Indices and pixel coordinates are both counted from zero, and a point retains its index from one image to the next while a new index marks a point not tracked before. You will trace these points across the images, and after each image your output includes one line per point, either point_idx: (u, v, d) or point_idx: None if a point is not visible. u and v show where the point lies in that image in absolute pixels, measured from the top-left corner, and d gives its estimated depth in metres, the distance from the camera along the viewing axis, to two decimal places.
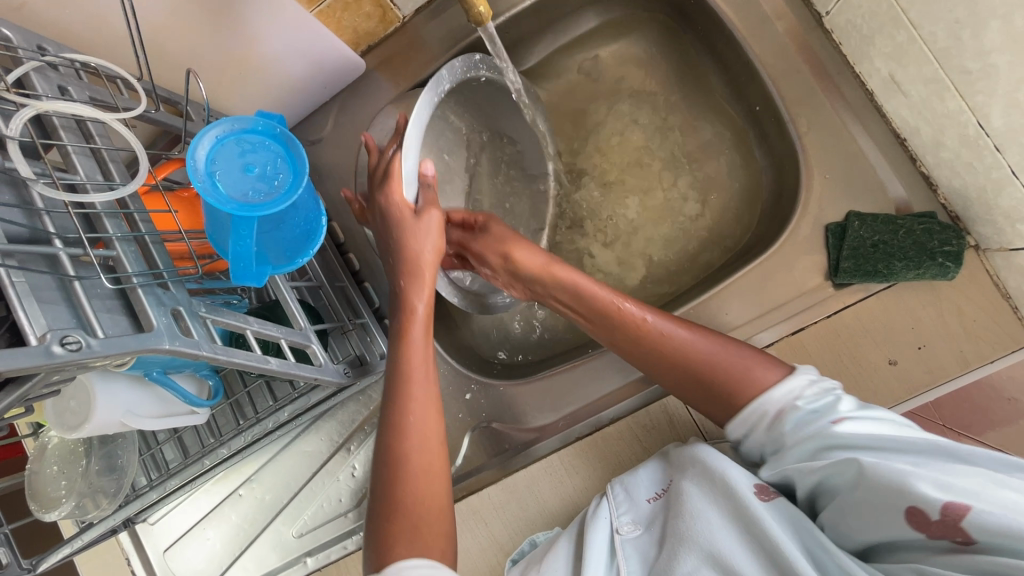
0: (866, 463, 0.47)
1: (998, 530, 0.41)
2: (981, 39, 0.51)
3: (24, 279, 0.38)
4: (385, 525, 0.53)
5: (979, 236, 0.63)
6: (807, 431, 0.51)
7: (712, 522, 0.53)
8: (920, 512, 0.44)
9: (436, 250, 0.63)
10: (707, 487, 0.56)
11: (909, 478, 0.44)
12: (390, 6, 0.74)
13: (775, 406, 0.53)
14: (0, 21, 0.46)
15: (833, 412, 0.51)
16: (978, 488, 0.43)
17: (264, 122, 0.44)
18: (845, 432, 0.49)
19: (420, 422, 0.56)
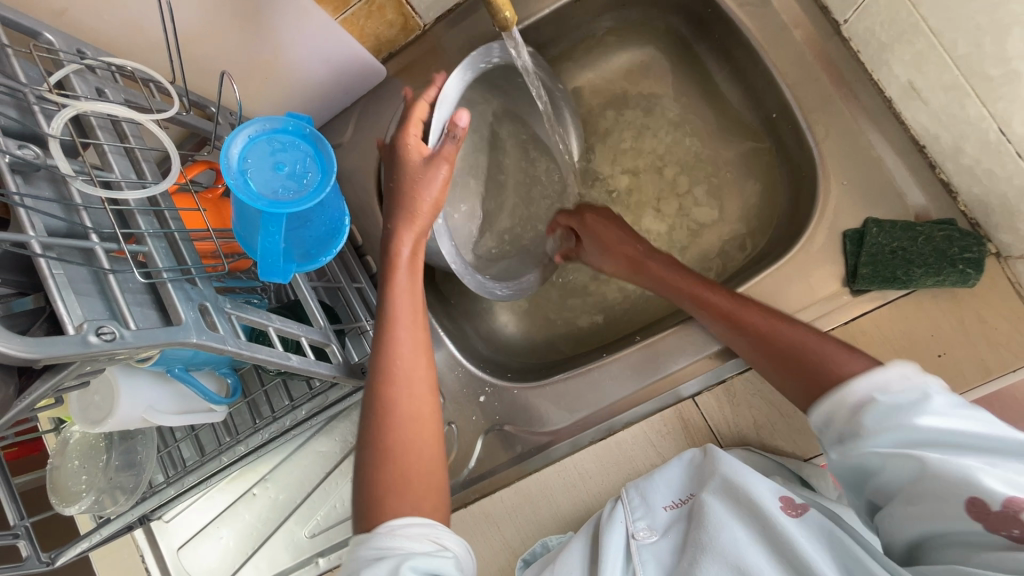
0: (936, 459, 0.45)
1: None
2: (1002, 45, 0.51)
3: (62, 271, 0.39)
4: (373, 487, 0.53)
5: (1000, 243, 0.63)
6: (886, 424, 0.47)
7: (737, 536, 0.52)
8: (979, 503, 0.43)
9: (436, 199, 0.61)
10: (730, 499, 0.56)
11: (978, 474, 0.43)
12: (412, 14, 0.76)
13: (855, 397, 0.50)
14: (44, 26, 0.49)
15: (918, 403, 0.47)
16: None
17: (295, 121, 0.45)
18: (925, 425, 0.45)
19: (410, 385, 0.56)
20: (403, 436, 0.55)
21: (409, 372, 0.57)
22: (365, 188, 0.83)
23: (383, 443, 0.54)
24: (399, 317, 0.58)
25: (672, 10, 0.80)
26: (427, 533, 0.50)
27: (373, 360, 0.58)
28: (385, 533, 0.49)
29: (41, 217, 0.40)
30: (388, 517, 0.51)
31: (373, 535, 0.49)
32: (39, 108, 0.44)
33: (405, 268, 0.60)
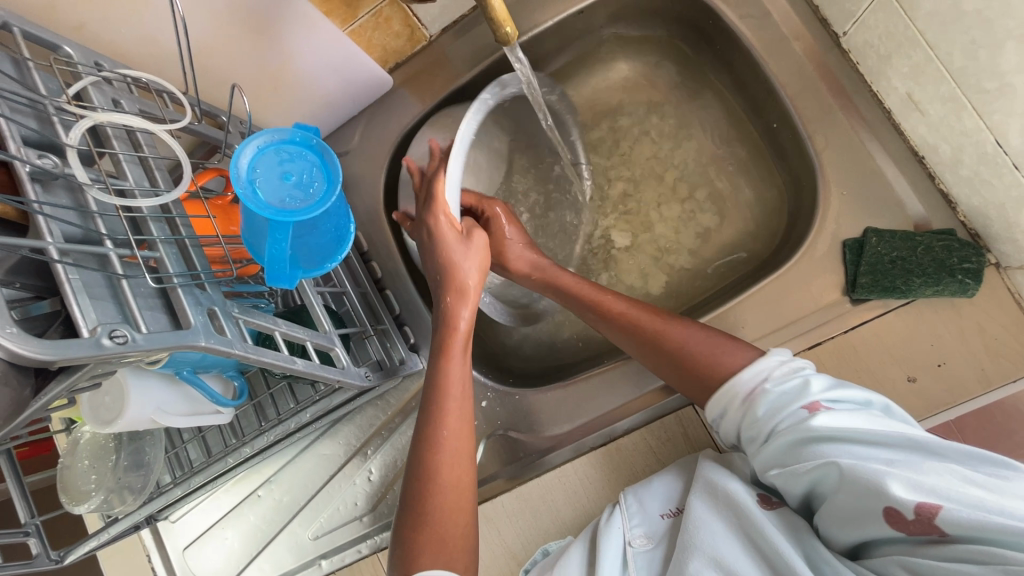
0: (844, 463, 0.47)
1: (968, 524, 0.42)
2: (998, 59, 0.51)
3: (78, 276, 0.40)
4: (412, 537, 0.54)
5: (1000, 254, 0.63)
6: (789, 424, 0.52)
7: (713, 528, 0.54)
8: (895, 512, 0.45)
9: (480, 269, 0.64)
10: (710, 498, 0.56)
11: (886, 482, 0.45)
12: (418, 25, 0.77)
13: (745, 387, 0.57)
14: (64, 39, 0.50)
15: (804, 397, 0.53)
16: (943, 483, 0.44)
17: (302, 133, 0.46)
18: (821, 424, 0.50)
19: (454, 447, 0.58)
20: (446, 500, 0.56)
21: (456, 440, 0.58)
22: (372, 195, 0.84)
23: (423, 506, 0.56)
24: (450, 387, 0.59)
25: (675, 21, 0.81)
26: None
27: (421, 426, 0.59)
28: None
29: (59, 224, 0.42)
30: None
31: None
32: (58, 119, 0.46)
33: (460, 340, 0.62)
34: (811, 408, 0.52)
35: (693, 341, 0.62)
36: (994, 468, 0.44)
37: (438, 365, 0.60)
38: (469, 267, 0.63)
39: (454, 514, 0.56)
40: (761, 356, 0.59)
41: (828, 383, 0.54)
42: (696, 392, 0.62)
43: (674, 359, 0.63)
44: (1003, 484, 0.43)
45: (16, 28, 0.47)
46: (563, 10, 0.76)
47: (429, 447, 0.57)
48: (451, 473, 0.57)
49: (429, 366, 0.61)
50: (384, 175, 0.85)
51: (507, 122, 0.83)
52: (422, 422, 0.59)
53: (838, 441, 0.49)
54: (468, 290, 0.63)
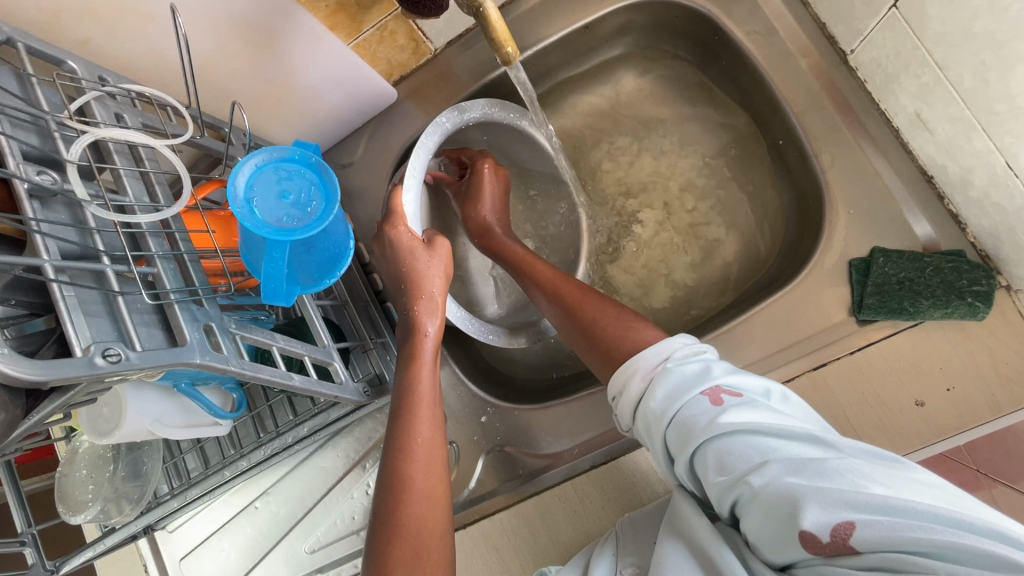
0: (757, 483, 0.44)
1: (882, 541, 0.39)
2: (1008, 82, 0.50)
3: (74, 294, 0.40)
4: (384, 549, 0.52)
5: (1010, 276, 0.62)
6: (697, 429, 0.49)
7: (681, 555, 0.48)
8: (812, 536, 0.41)
9: (445, 278, 0.64)
10: (676, 528, 0.51)
11: (796, 495, 0.42)
12: (423, 39, 0.77)
13: (652, 377, 0.55)
14: (68, 54, 0.51)
15: (710, 396, 0.51)
16: (848, 487, 0.41)
17: (302, 151, 0.46)
18: (728, 428, 0.47)
19: (426, 457, 0.56)
20: (416, 512, 0.54)
21: (427, 452, 0.56)
22: (375, 207, 0.84)
23: (399, 522, 0.53)
24: (420, 398, 0.59)
25: (680, 36, 0.81)
26: None
27: (391, 438, 0.57)
28: None
29: (57, 241, 0.41)
30: None
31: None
32: (60, 135, 0.46)
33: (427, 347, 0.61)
34: (714, 403, 0.50)
35: (606, 319, 0.62)
36: (889, 463, 0.43)
37: (407, 376, 0.60)
38: (434, 278, 0.63)
39: (427, 524, 0.54)
40: (667, 337, 0.58)
41: (728, 374, 0.52)
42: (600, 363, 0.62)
43: (587, 331, 0.63)
44: (899, 478, 0.41)
45: (20, 44, 0.47)
46: (567, 25, 0.76)
47: (401, 459, 0.56)
48: (423, 486, 0.55)
49: (398, 376, 0.60)
50: (387, 187, 0.84)
51: (509, 137, 0.83)
52: (392, 433, 0.58)
53: (740, 437, 0.47)
54: (433, 298, 0.62)
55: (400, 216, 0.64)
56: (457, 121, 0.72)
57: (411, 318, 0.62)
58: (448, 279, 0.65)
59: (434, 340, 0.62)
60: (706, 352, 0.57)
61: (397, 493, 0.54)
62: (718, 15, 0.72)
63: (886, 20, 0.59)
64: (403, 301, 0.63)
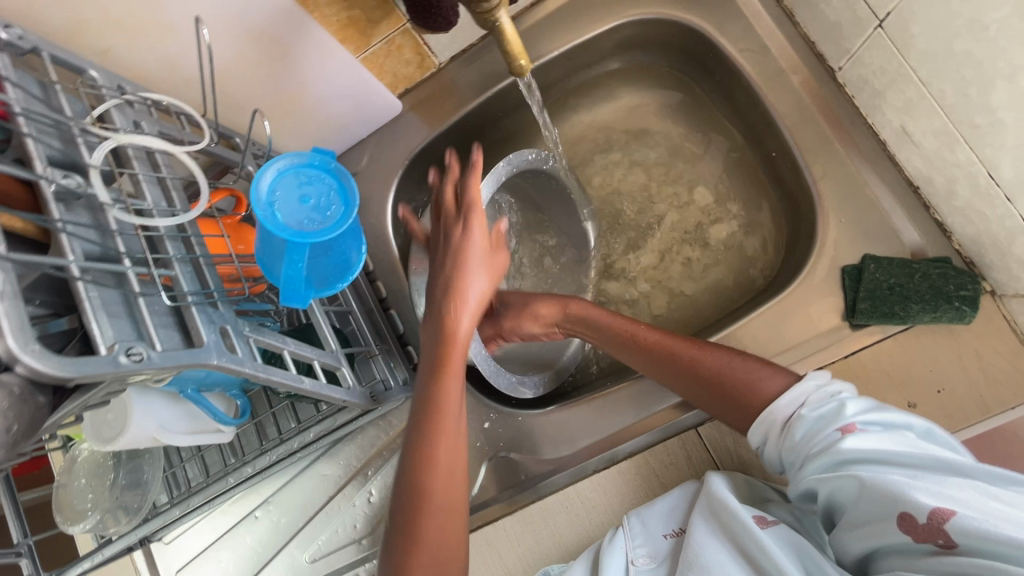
0: (866, 479, 0.50)
1: (978, 534, 0.45)
2: (988, 97, 0.53)
3: (97, 294, 0.41)
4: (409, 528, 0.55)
5: (994, 282, 0.65)
6: (818, 446, 0.54)
7: (718, 556, 0.56)
8: (909, 518, 0.48)
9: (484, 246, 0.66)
10: (713, 524, 0.59)
11: (910, 494, 0.47)
12: (428, 53, 0.80)
13: (782, 415, 0.57)
14: (89, 63, 0.52)
15: (839, 420, 0.53)
16: (965, 498, 0.46)
17: (321, 157, 0.47)
18: (852, 448, 0.51)
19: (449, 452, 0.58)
20: (440, 496, 0.57)
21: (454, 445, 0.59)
22: (379, 217, 0.86)
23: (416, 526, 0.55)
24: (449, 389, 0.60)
25: (675, 54, 0.84)
26: None
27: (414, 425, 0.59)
28: None
29: (80, 242, 0.42)
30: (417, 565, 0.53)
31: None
32: (82, 140, 0.47)
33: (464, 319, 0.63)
34: (845, 426, 0.53)
35: (725, 363, 0.63)
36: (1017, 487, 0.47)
37: (432, 387, 0.60)
38: (475, 240, 0.65)
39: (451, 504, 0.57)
40: (801, 380, 0.59)
41: (865, 406, 0.54)
42: (729, 414, 0.62)
43: (708, 379, 0.63)
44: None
45: (45, 53, 0.48)
46: (568, 41, 0.78)
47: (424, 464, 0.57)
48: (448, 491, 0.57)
49: (423, 385, 0.61)
50: (391, 197, 0.86)
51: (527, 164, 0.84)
52: (415, 440, 0.58)
53: (865, 459, 0.51)
54: (475, 305, 0.64)
55: (473, 207, 0.66)
56: (517, 160, 0.75)
57: (444, 322, 0.62)
58: (491, 286, 0.66)
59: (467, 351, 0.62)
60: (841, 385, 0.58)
61: None
62: (712, 33, 0.76)
63: (872, 40, 0.62)
64: (438, 303, 0.64)
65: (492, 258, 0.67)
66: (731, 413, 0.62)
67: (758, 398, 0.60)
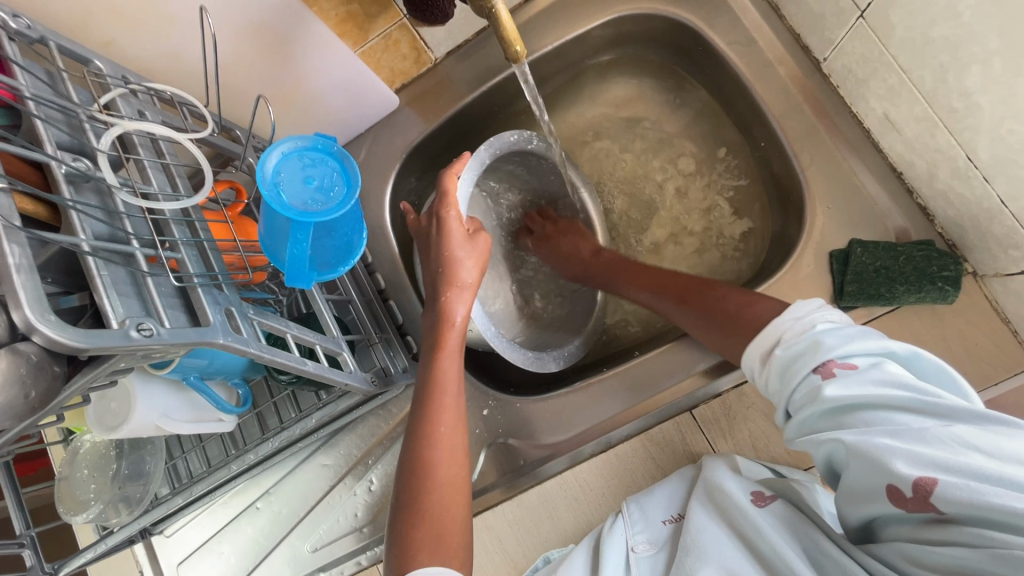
0: (848, 437, 0.48)
1: (966, 502, 0.42)
2: (964, 81, 0.55)
3: (107, 273, 0.42)
4: (413, 516, 0.56)
5: (976, 263, 0.67)
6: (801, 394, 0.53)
7: (716, 534, 0.58)
8: (896, 491, 0.45)
9: (467, 241, 0.66)
10: (711, 507, 0.62)
11: (885, 450, 0.46)
12: (425, 48, 0.81)
13: (770, 353, 0.57)
14: (94, 53, 0.53)
15: (819, 364, 0.52)
16: (945, 453, 0.44)
17: (325, 140, 0.48)
18: (830, 396, 0.50)
19: (448, 437, 0.59)
20: (440, 479, 0.57)
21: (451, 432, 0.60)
22: (378, 209, 0.87)
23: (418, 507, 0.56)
24: (444, 386, 0.61)
25: (665, 48, 0.86)
26: None
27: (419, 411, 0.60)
28: None
29: (90, 222, 0.43)
30: (417, 565, 0.52)
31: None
32: (90, 127, 0.48)
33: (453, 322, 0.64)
34: (824, 375, 0.51)
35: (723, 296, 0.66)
36: (999, 429, 0.44)
37: (430, 368, 0.62)
38: (457, 230, 0.66)
39: (452, 487, 0.58)
40: (782, 313, 0.59)
41: (848, 345, 0.52)
42: (731, 342, 0.63)
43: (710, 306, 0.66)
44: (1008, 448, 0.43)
45: (53, 43, 0.49)
46: (562, 35, 0.80)
47: (422, 457, 0.58)
48: (443, 471, 0.58)
49: (423, 365, 0.63)
50: (389, 189, 0.88)
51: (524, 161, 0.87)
52: (416, 424, 0.60)
53: (845, 407, 0.49)
54: (465, 289, 0.65)
55: (448, 198, 0.66)
56: (501, 143, 0.77)
57: (440, 307, 0.65)
58: (480, 273, 0.67)
59: (461, 331, 0.64)
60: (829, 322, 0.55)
61: None
62: (701, 26, 0.78)
63: (854, 30, 0.64)
64: (433, 290, 0.66)
65: (473, 245, 0.67)
66: (731, 334, 0.62)
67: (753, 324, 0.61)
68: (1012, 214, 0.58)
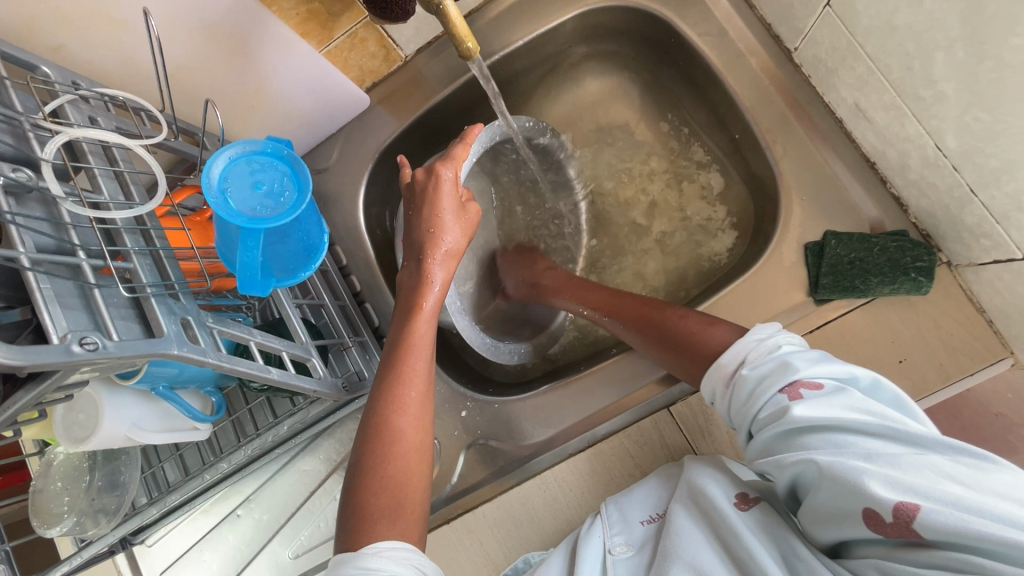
0: (821, 459, 0.47)
1: (946, 529, 0.42)
2: (929, 69, 0.54)
3: (50, 286, 0.41)
4: (369, 507, 0.54)
5: (950, 253, 0.66)
6: (771, 417, 0.53)
7: (694, 538, 0.56)
8: (875, 514, 0.45)
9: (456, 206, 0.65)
10: (692, 508, 0.59)
11: (862, 475, 0.45)
12: (393, 46, 0.80)
13: (728, 371, 0.59)
14: (41, 59, 0.52)
15: (787, 387, 0.53)
16: (920, 480, 0.44)
17: (274, 144, 0.48)
18: (800, 418, 0.50)
19: (409, 429, 0.57)
20: (403, 468, 0.56)
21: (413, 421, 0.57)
22: (352, 210, 0.86)
23: (369, 506, 0.54)
24: (415, 349, 0.60)
25: (639, 40, 0.85)
26: (410, 559, 0.51)
27: (379, 397, 0.58)
28: (370, 556, 0.50)
29: (32, 234, 0.42)
30: (372, 539, 0.52)
31: (360, 555, 0.50)
32: (34, 135, 0.47)
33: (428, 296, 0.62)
34: (792, 395, 0.52)
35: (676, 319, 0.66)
36: (971, 461, 0.44)
37: (406, 330, 0.61)
38: (448, 197, 0.65)
39: (412, 480, 0.56)
40: (743, 336, 0.60)
41: (814, 370, 0.53)
42: (686, 366, 0.64)
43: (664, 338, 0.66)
44: (981, 479, 0.43)
45: None
46: (532, 30, 0.79)
47: (385, 459, 0.56)
48: (409, 440, 0.57)
49: (395, 328, 0.62)
50: (362, 190, 0.86)
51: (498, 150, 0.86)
52: (384, 385, 0.58)
53: (814, 431, 0.49)
54: (448, 254, 0.64)
55: (454, 160, 0.66)
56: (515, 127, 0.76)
57: (419, 269, 0.63)
58: (464, 241, 0.66)
59: (438, 295, 0.62)
60: (793, 348, 0.56)
61: (371, 478, 0.55)
62: (672, 17, 0.77)
63: (822, 18, 0.63)
64: (414, 251, 0.64)
65: (465, 213, 0.66)
66: (686, 363, 0.64)
67: (706, 347, 0.62)
68: (982, 203, 0.57)
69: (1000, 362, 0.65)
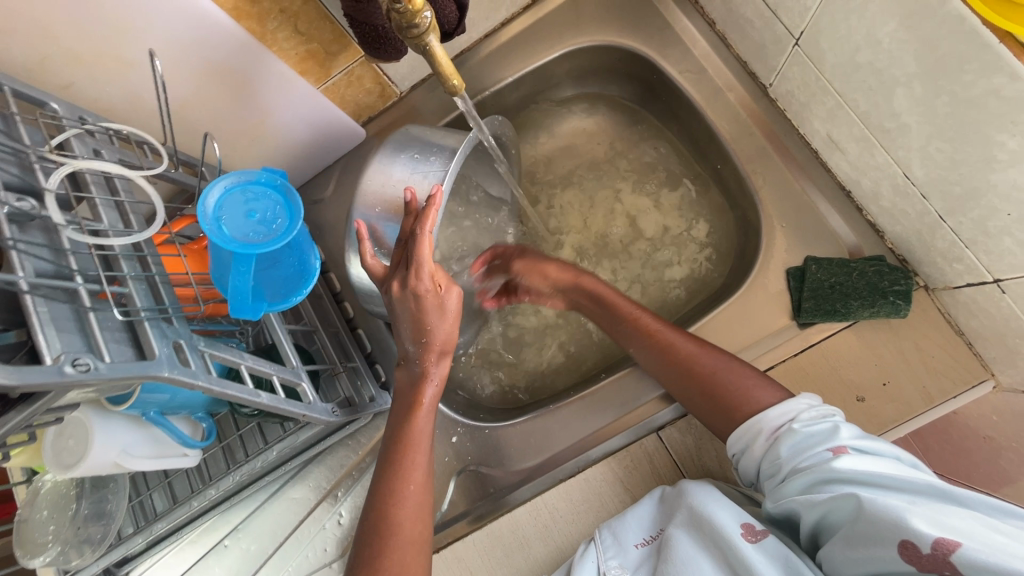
0: (863, 498, 0.50)
1: (988, 567, 0.43)
2: (892, 103, 0.57)
3: (47, 309, 0.43)
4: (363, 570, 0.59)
5: (926, 277, 0.68)
6: (810, 466, 0.55)
7: (702, 568, 0.57)
8: (912, 547, 0.47)
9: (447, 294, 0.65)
10: (696, 534, 0.60)
11: (908, 517, 0.47)
12: (388, 83, 0.84)
13: (770, 425, 0.60)
14: (52, 96, 0.55)
15: (832, 439, 0.56)
16: (968, 527, 0.46)
17: (267, 174, 0.50)
18: (843, 466, 0.53)
19: (405, 518, 0.61)
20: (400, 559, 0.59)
21: (407, 521, 0.61)
22: None
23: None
24: (416, 443, 0.64)
25: (623, 77, 0.89)
26: None
27: (383, 483, 0.63)
28: None
29: (32, 260, 0.44)
30: None
31: None
32: (40, 166, 0.49)
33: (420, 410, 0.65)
34: (836, 450, 0.55)
35: (717, 367, 0.66)
36: (1015, 522, 0.47)
37: (407, 425, 0.64)
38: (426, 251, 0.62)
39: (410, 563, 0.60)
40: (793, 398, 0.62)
41: (855, 430, 0.56)
42: (718, 416, 0.65)
43: (701, 377, 0.66)
44: None
45: (6, 87, 0.51)
46: (520, 68, 0.83)
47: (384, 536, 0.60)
48: (410, 510, 0.62)
49: (395, 424, 0.65)
50: None
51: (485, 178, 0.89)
52: (385, 477, 0.63)
53: (858, 479, 0.52)
54: (440, 352, 0.65)
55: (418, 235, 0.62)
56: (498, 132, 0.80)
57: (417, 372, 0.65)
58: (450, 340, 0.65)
59: (434, 391, 0.65)
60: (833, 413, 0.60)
61: (380, 540, 0.60)
62: (654, 56, 0.81)
63: (792, 56, 0.67)
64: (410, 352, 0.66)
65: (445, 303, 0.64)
66: (720, 412, 0.65)
67: (748, 405, 0.63)
68: (950, 228, 0.59)
69: (981, 384, 0.66)
